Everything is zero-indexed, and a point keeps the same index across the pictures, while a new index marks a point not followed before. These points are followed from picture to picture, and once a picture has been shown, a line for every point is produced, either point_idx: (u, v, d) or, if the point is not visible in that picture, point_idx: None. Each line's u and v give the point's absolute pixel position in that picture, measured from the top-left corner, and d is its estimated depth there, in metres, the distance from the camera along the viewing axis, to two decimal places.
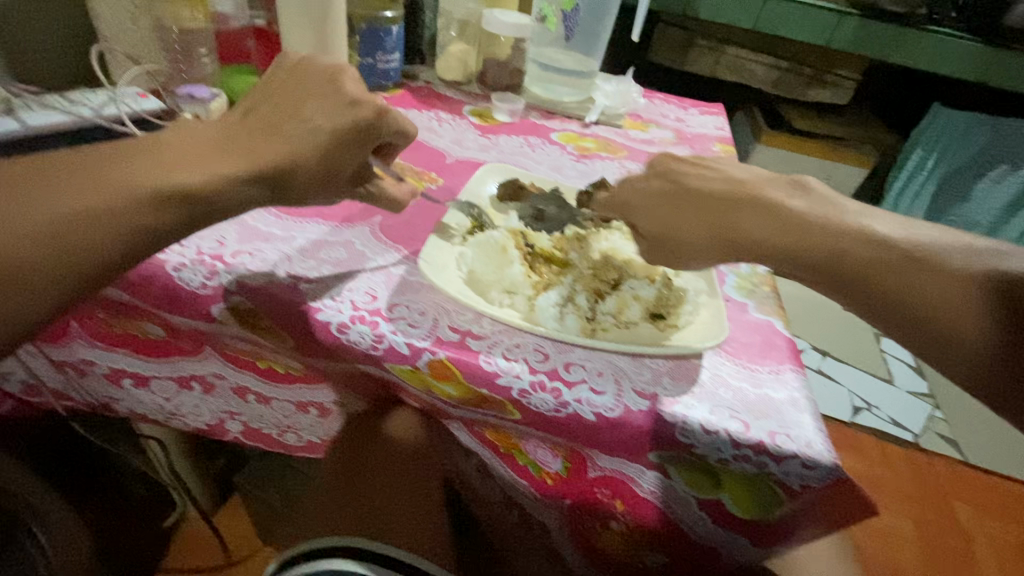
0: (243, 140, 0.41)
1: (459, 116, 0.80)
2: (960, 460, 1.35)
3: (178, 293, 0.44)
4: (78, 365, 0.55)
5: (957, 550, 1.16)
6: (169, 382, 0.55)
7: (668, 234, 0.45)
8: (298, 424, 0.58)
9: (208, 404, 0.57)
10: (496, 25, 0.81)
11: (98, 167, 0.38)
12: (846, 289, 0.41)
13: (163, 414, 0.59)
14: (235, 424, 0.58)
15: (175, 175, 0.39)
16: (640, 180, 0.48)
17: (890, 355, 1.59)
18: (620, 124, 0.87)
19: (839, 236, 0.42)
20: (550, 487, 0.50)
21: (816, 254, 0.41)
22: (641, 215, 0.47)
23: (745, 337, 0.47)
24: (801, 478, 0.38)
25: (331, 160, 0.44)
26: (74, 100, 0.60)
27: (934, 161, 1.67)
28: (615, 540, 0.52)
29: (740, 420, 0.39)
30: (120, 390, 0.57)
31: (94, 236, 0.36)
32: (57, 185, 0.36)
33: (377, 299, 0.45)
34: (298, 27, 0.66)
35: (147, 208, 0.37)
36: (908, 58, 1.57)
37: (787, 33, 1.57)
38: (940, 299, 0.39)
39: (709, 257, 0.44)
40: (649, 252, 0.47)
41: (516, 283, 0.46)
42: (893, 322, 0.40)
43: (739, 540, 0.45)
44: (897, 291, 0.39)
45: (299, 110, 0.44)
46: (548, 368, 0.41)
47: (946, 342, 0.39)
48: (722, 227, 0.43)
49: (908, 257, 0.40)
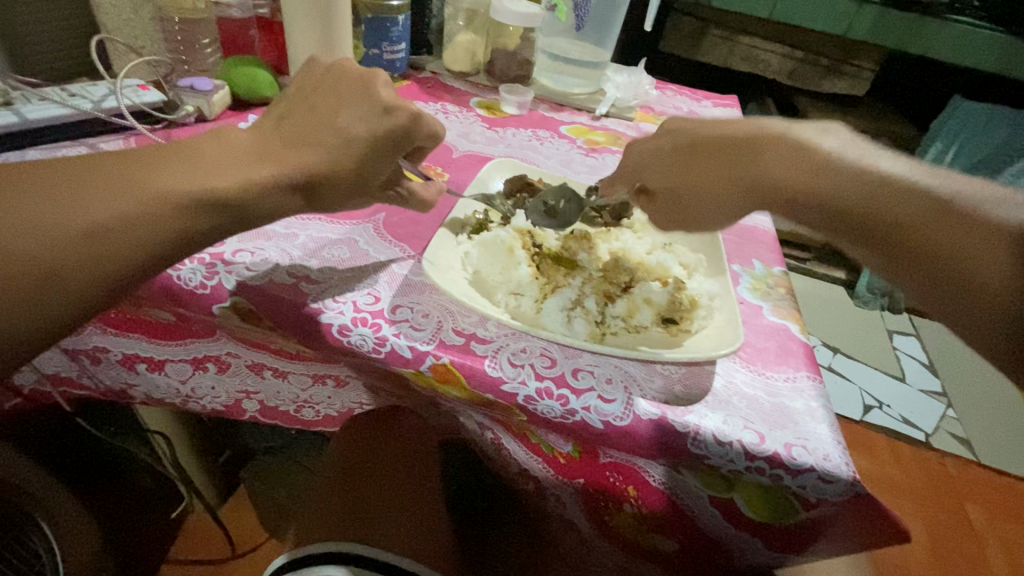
0: (248, 142, 0.41)
1: (466, 108, 0.78)
2: (973, 460, 1.32)
3: (177, 294, 0.43)
4: (91, 353, 0.49)
5: (968, 553, 1.14)
6: (185, 364, 0.49)
7: (685, 186, 0.44)
8: (316, 398, 0.53)
9: (224, 384, 0.51)
10: (503, 14, 0.78)
11: (144, 172, 0.37)
12: (849, 233, 0.40)
13: (179, 399, 0.53)
14: (253, 403, 0.53)
15: (213, 180, 0.37)
16: (668, 138, 0.47)
17: (903, 352, 1.56)
18: (631, 117, 0.84)
19: (865, 183, 0.39)
20: (565, 466, 0.46)
21: (837, 204, 0.39)
22: (660, 169, 0.46)
23: (760, 342, 0.46)
24: (819, 492, 0.36)
25: (367, 166, 0.42)
26: (75, 93, 0.59)
27: (953, 155, 1.62)
28: (628, 522, 0.48)
29: (756, 430, 0.38)
30: (135, 376, 0.51)
31: (105, 259, 0.34)
32: (107, 188, 0.35)
33: (380, 300, 0.44)
34: (301, 17, 0.64)
35: (181, 218, 0.36)
36: (927, 49, 1.52)
37: (804, 22, 1.53)
38: (970, 249, 0.35)
39: (716, 209, 0.44)
40: (666, 208, 0.46)
41: (523, 284, 0.45)
42: (903, 271, 0.38)
43: (752, 541, 0.43)
44: (927, 242, 0.37)
45: (328, 119, 0.42)
46: (555, 375, 0.40)
47: (974, 297, 0.35)
48: (746, 173, 0.42)
49: (940, 206, 0.37)
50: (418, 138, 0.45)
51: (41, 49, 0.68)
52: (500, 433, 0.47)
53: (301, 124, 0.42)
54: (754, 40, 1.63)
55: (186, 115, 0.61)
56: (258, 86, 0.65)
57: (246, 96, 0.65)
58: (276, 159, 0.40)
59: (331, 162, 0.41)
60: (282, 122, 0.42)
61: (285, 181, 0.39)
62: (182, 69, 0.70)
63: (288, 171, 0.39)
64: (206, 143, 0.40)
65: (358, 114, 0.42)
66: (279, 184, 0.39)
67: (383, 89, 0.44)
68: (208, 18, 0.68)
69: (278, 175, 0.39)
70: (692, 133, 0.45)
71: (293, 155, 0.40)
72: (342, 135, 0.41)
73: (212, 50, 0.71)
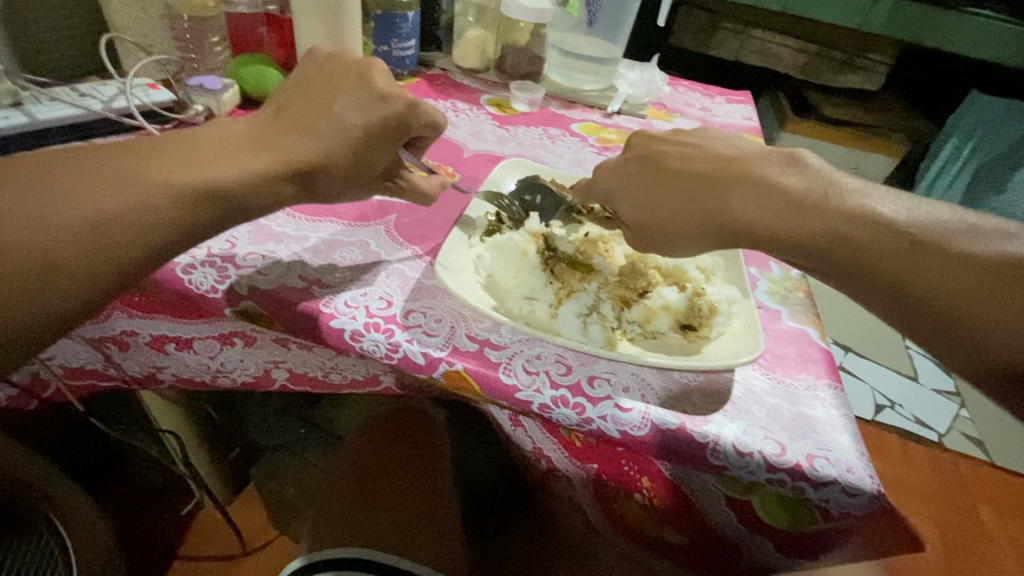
0: (250, 135, 0.40)
1: (476, 106, 0.77)
2: (986, 461, 1.30)
3: (188, 296, 0.43)
4: (117, 339, 0.47)
5: (980, 553, 1.13)
6: (212, 341, 0.46)
7: (653, 223, 0.43)
8: (342, 365, 0.46)
9: (254, 357, 0.47)
10: (515, 9, 0.77)
11: (134, 165, 0.36)
12: (850, 278, 0.39)
13: (209, 375, 0.48)
14: (282, 372, 0.48)
15: (207, 170, 0.37)
16: (633, 165, 0.46)
17: (915, 351, 1.54)
18: (643, 114, 0.83)
19: (838, 220, 0.39)
20: (580, 449, 0.44)
21: (817, 238, 0.39)
22: (625, 206, 0.45)
23: (779, 348, 0.45)
24: (841, 506, 0.36)
25: (364, 156, 0.43)
26: (84, 92, 0.58)
27: (969, 150, 1.58)
28: (635, 513, 0.48)
29: (776, 441, 0.37)
30: (164, 358, 0.47)
31: (103, 253, 0.34)
32: (100, 182, 0.35)
33: (392, 305, 0.43)
34: (311, 13, 0.63)
35: (178, 209, 0.36)
36: (945, 42, 1.49)
37: (819, 15, 1.50)
38: (944, 284, 0.36)
39: (701, 244, 0.42)
40: (634, 241, 0.44)
41: (537, 289, 0.44)
42: (908, 318, 0.37)
43: (763, 542, 0.42)
44: (907, 279, 0.36)
45: (329, 108, 0.42)
46: (570, 383, 0.39)
47: (950, 329, 0.36)
48: (718, 212, 0.41)
49: (908, 241, 0.37)
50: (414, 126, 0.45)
51: (52, 46, 0.68)
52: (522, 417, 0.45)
53: (291, 115, 0.42)
54: (766, 34, 1.61)
55: (195, 114, 0.60)
56: (266, 83, 0.64)
57: (255, 96, 0.65)
58: (273, 152, 0.39)
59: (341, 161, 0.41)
60: (294, 120, 0.42)
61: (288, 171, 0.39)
62: (190, 67, 0.70)
63: (289, 161, 0.39)
64: (211, 137, 0.40)
65: (356, 105, 0.42)
66: (278, 173, 0.39)
67: (380, 78, 0.44)
68: (217, 15, 0.68)
69: (277, 169, 0.39)
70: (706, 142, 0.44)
71: (289, 147, 0.40)
72: (339, 127, 0.41)
73: (221, 47, 0.71)
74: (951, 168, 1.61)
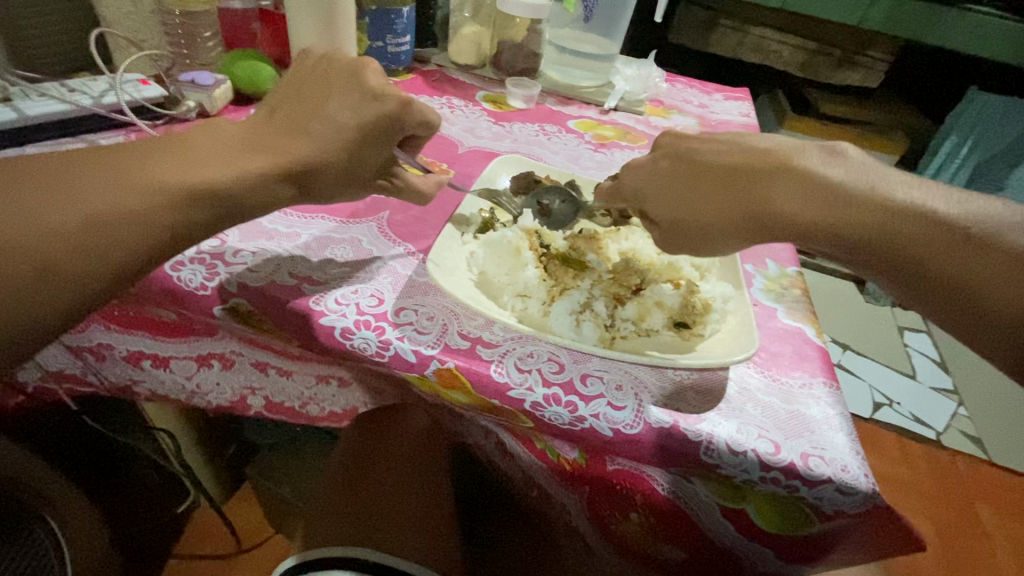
0: (242, 137, 0.40)
1: (472, 102, 0.77)
2: (984, 459, 1.30)
3: (177, 294, 0.42)
4: (95, 350, 0.49)
5: (977, 551, 1.13)
6: (189, 361, 0.49)
7: (685, 220, 0.42)
8: (321, 396, 0.51)
9: (230, 381, 0.50)
10: (511, 4, 0.76)
11: (126, 165, 0.36)
12: (896, 273, 0.38)
13: (184, 394, 0.52)
14: (258, 398, 0.52)
15: (199, 172, 0.37)
16: (664, 162, 0.44)
17: (913, 349, 1.54)
18: (640, 111, 0.83)
19: (888, 216, 0.38)
20: (570, 473, 0.45)
21: (864, 234, 0.38)
22: (656, 204, 0.43)
23: (774, 346, 0.44)
24: (835, 504, 0.35)
25: (359, 156, 0.42)
26: (74, 88, 0.58)
27: (969, 148, 1.59)
28: (634, 532, 0.47)
29: (770, 439, 0.36)
30: (140, 372, 0.50)
31: (94, 255, 0.33)
32: (91, 182, 0.34)
33: (383, 302, 0.42)
34: (305, 8, 0.62)
35: (169, 209, 0.35)
36: (944, 40, 1.49)
37: (818, 12, 1.49)
38: (1002, 282, 0.35)
39: (740, 240, 0.41)
40: (661, 240, 0.43)
41: (530, 286, 0.43)
42: (956, 313, 0.37)
43: (764, 551, 0.42)
44: (954, 275, 0.36)
45: (323, 106, 0.41)
46: (563, 380, 0.39)
47: (991, 324, 0.36)
48: (759, 209, 0.40)
49: (958, 236, 0.36)
50: (409, 124, 0.44)
51: (41, 42, 0.67)
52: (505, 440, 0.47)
53: (285, 116, 0.41)
54: (765, 31, 1.60)
55: (187, 110, 0.60)
56: (259, 79, 0.64)
57: (248, 92, 0.64)
58: (266, 151, 0.39)
59: (331, 155, 0.40)
60: (288, 119, 0.41)
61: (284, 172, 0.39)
62: (183, 63, 0.69)
63: (282, 162, 0.39)
64: (203, 135, 0.40)
65: (349, 103, 0.41)
66: (273, 173, 0.38)
67: (374, 76, 0.43)
68: (209, 10, 0.67)
69: (269, 167, 0.38)
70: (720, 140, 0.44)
71: (284, 146, 0.40)
72: (335, 125, 0.40)
73: (213, 43, 0.70)
74: (951, 165, 1.61)
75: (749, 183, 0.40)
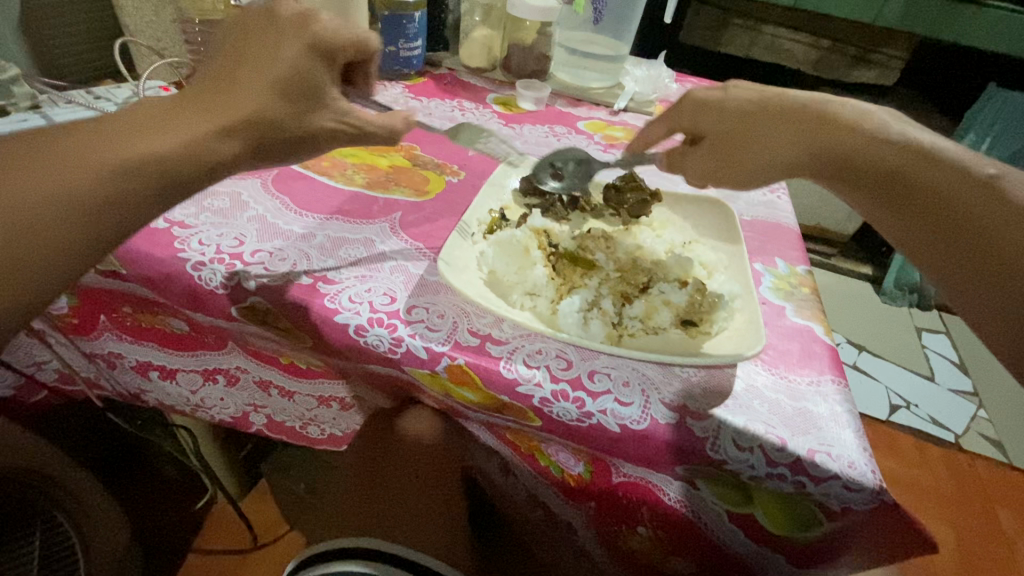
0: (174, 96, 0.38)
1: (483, 105, 0.78)
2: (1004, 463, 1.28)
3: (198, 292, 0.44)
4: (107, 357, 0.54)
5: (997, 556, 1.10)
6: (195, 374, 0.54)
7: (736, 133, 0.46)
8: (321, 417, 0.57)
9: (233, 397, 0.56)
10: (520, 7, 0.77)
11: (61, 142, 0.34)
12: (900, 206, 0.40)
13: (189, 407, 0.58)
14: (260, 416, 0.57)
15: (137, 140, 0.35)
16: (745, 91, 0.47)
17: (932, 350, 1.52)
18: (651, 111, 0.83)
19: (910, 151, 0.39)
20: (574, 487, 0.47)
21: (867, 163, 0.40)
22: (711, 120, 0.48)
23: (783, 344, 0.45)
24: (842, 500, 0.36)
25: (301, 95, 0.40)
26: (99, 95, 0.60)
27: (987, 146, 1.55)
28: (642, 544, 0.49)
29: (777, 435, 0.37)
30: (149, 382, 0.56)
31: (50, 236, 0.33)
32: (33, 162, 0.33)
33: (395, 300, 0.44)
34: (319, 15, 0.64)
35: (109, 181, 0.34)
36: (962, 37, 1.46)
37: (831, 10, 1.48)
38: (1006, 232, 0.35)
39: (769, 165, 0.45)
40: (713, 157, 0.48)
41: (539, 285, 0.44)
42: (962, 255, 0.36)
43: (774, 556, 0.42)
44: (963, 212, 0.37)
45: (250, 51, 0.39)
46: (571, 377, 0.40)
47: (999, 274, 0.35)
48: (801, 130, 0.43)
49: (976, 184, 0.37)
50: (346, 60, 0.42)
51: (67, 51, 0.70)
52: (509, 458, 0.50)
53: (217, 68, 0.40)
54: (778, 30, 1.59)
55: None
56: None
57: None
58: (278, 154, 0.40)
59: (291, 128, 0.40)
60: (220, 73, 0.39)
61: (244, 136, 0.38)
62: (202, 69, 0.71)
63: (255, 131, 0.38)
64: (132, 105, 0.38)
65: (276, 42, 0.39)
66: (229, 135, 0.37)
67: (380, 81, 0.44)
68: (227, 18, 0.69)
69: None
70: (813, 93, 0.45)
71: (219, 101, 0.38)
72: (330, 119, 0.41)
73: None
74: None
75: (794, 113, 0.44)
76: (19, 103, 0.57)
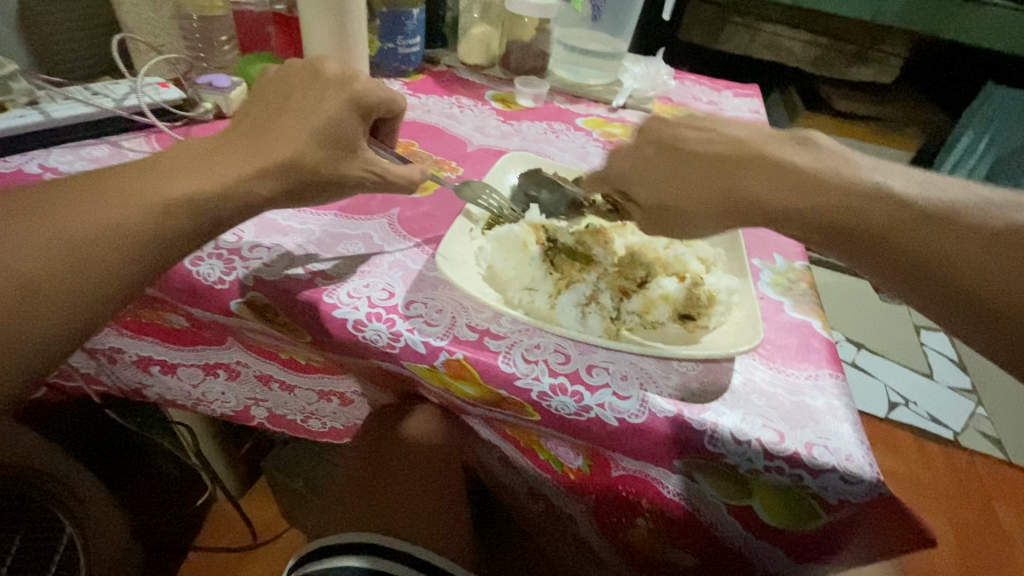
0: (210, 143, 0.41)
1: (481, 102, 0.78)
2: (1004, 460, 1.28)
3: (197, 287, 0.44)
4: (108, 353, 0.54)
5: (995, 552, 1.11)
6: (196, 369, 0.54)
7: (672, 204, 0.42)
8: (321, 411, 0.57)
9: (234, 390, 0.56)
10: (518, 4, 0.77)
11: (112, 187, 0.38)
12: (861, 254, 0.39)
13: (190, 401, 0.58)
14: (262, 409, 0.58)
15: (180, 183, 0.38)
16: (647, 149, 0.44)
17: (931, 348, 1.52)
18: (649, 108, 0.83)
19: (850, 195, 0.39)
20: (575, 481, 0.47)
21: (820, 214, 0.39)
22: (643, 187, 0.43)
23: (781, 338, 0.45)
24: (840, 493, 0.36)
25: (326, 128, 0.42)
26: (98, 91, 0.60)
27: (986, 142, 1.57)
28: (642, 536, 0.49)
29: (774, 429, 0.37)
30: (150, 376, 0.56)
31: (103, 271, 0.36)
32: (95, 203, 0.37)
33: (394, 295, 0.44)
34: (317, 11, 0.63)
35: (158, 223, 0.37)
36: (960, 34, 1.46)
37: (830, 8, 1.48)
38: (959, 259, 0.37)
39: (714, 225, 0.41)
40: (645, 224, 0.43)
41: (537, 280, 0.44)
42: (925, 288, 0.38)
43: (772, 549, 0.42)
44: (916, 249, 0.37)
45: (293, 100, 0.43)
46: (569, 371, 0.40)
47: (961, 300, 0.37)
48: (730, 192, 0.40)
49: (919, 215, 0.38)
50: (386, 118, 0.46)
51: (65, 47, 0.70)
52: (507, 453, 0.50)
53: (257, 115, 0.43)
54: (776, 28, 1.58)
55: (205, 111, 0.61)
56: None
57: None
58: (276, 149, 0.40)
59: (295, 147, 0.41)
60: (255, 122, 0.43)
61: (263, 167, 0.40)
62: (200, 66, 0.71)
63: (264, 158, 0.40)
64: (172, 151, 0.41)
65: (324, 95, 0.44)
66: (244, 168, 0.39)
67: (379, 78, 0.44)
68: (225, 15, 0.69)
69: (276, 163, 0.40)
70: (717, 130, 0.44)
71: (261, 146, 0.41)
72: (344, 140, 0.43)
73: (229, 47, 0.72)
74: (969, 160, 1.59)
75: (720, 172, 0.41)
76: (16, 99, 0.57)
